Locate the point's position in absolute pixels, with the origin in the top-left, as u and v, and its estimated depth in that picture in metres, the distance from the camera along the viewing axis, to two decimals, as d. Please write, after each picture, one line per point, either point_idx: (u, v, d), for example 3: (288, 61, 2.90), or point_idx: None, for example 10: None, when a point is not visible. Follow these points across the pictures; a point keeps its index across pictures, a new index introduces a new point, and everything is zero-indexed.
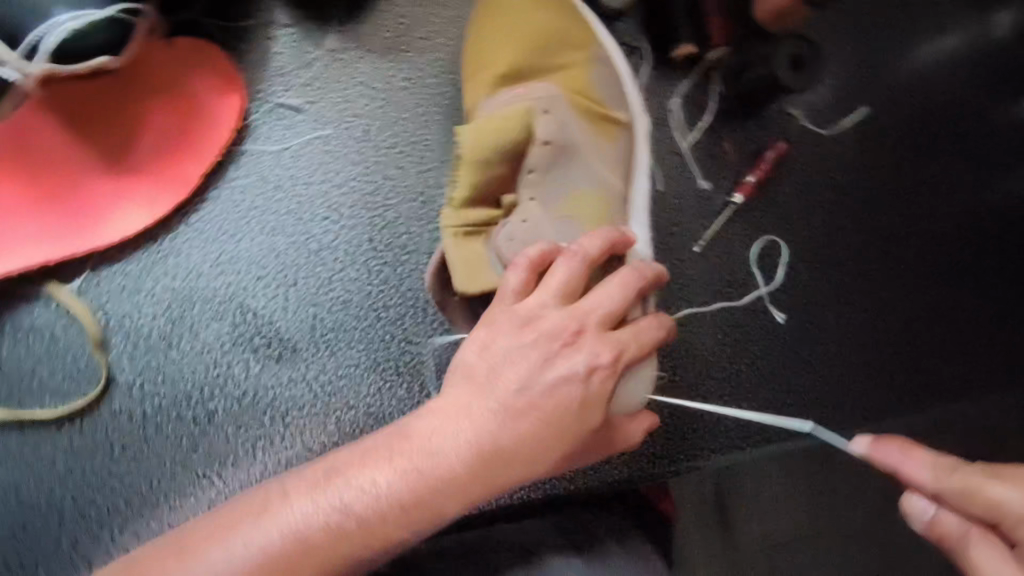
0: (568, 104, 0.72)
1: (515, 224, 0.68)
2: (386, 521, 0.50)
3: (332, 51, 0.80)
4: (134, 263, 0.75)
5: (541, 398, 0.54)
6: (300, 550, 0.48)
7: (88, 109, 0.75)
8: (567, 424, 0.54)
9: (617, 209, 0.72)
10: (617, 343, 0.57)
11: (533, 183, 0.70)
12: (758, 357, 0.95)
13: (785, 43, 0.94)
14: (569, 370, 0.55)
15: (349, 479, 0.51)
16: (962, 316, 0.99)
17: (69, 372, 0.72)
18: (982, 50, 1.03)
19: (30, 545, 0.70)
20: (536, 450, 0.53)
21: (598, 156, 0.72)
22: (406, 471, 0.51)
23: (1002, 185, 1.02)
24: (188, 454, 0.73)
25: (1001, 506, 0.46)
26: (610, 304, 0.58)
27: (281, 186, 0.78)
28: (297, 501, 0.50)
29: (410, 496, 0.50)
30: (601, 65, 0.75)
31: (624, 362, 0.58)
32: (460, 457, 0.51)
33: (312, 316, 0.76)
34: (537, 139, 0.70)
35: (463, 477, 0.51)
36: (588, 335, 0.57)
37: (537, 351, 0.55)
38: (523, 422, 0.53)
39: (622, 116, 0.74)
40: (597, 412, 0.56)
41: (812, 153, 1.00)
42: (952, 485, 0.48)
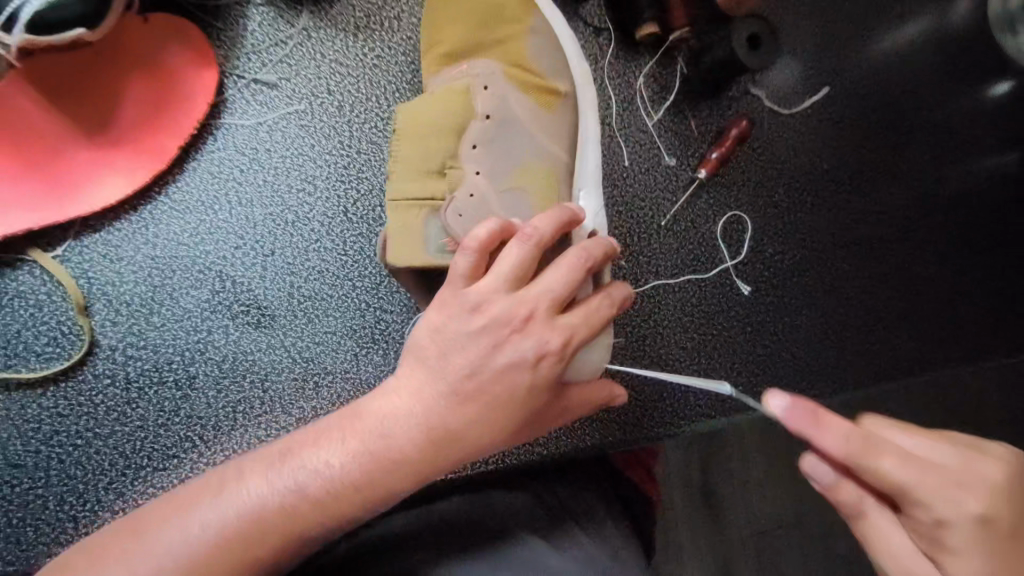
0: (506, 78, 0.75)
1: (463, 200, 0.70)
2: (337, 500, 0.51)
3: (305, 30, 0.84)
4: (118, 233, 0.78)
5: (489, 383, 0.54)
6: (254, 529, 0.49)
7: (67, 83, 0.78)
8: (516, 408, 0.55)
9: (562, 178, 0.75)
10: (568, 327, 0.56)
11: (478, 159, 0.72)
12: (723, 331, 0.96)
13: (748, 20, 0.90)
14: (516, 357, 0.54)
15: (302, 461, 0.52)
16: (925, 291, 1.02)
17: (53, 334, 0.76)
18: (938, 35, 1.07)
19: (16, 504, 0.73)
20: (484, 431, 0.54)
21: (541, 127, 0.75)
22: (358, 452, 0.52)
23: (961, 166, 1.06)
24: (170, 416, 0.76)
25: (899, 482, 0.44)
26: (562, 288, 0.56)
27: (257, 159, 0.81)
28: (251, 483, 0.51)
29: (363, 475, 0.51)
30: (540, 37, 0.78)
31: (574, 345, 0.57)
32: (409, 440, 0.52)
33: (289, 284, 0.80)
34: (476, 115, 0.74)
35: (411, 462, 0.52)
36: (538, 320, 0.55)
37: (487, 338, 0.54)
38: (472, 407, 0.54)
39: (561, 86, 0.77)
40: (545, 394, 0.56)
41: (777, 132, 1.01)
42: (859, 461, 0.44)
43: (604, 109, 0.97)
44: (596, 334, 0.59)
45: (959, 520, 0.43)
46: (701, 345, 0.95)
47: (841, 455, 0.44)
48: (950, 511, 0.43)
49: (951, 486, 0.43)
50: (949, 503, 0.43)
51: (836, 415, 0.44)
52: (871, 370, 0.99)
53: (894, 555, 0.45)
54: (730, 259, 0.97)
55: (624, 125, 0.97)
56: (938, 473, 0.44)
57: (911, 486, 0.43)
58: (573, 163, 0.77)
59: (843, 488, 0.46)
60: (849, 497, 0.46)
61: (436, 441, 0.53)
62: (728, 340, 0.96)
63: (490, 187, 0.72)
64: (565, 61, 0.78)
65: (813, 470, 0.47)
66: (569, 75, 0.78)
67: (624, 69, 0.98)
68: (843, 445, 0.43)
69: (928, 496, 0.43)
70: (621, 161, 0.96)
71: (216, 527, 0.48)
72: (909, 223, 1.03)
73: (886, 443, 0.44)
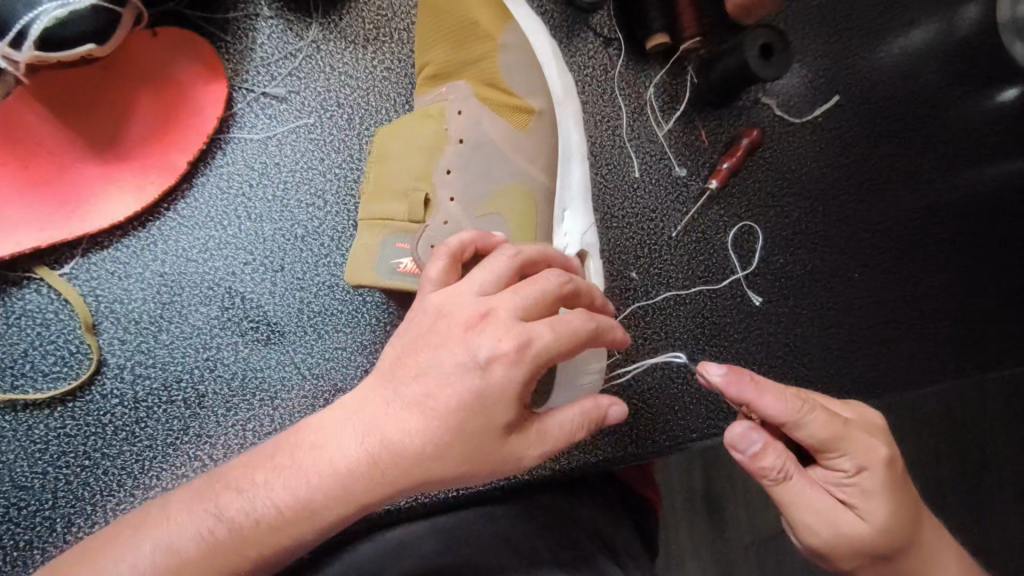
0: (481, 100, 0.74)
1: (438, 228, 0.69)
2: (261, 528, 0.48)
3: (314, 42, 0.83)
4: (125, 249, 0.77)
5: (437, 388, 0.48)
6: (174, 564, 0.48)
7: (74, 98, 0.77)
8: (470, 419, 0.48)
9: (541, 201, 0.75)
10: (528, 332, 0.48)
11: (453, 183, 0.71)
12: (735, 343, 0.94)
13: (761, 28, 0.88)
14: (464, 356, 0.48)
15: (233, 485, 0.50)
16: (939, 300, 1.01)
17: (61, 354, 0.75)
18: (948, 40, 1.06)
19: (23, 526, 0.71)
20: (432, 445, 0.48)
21: (518, 149, 0.75)
22: (285, 472, 0.49)
23: (972, 173, 1.05)
24: (179, 436, 0.75)
25: (815, 436, 0.54)
26: (528, 296, 0.50)
27: (266, 173, 0.81)
28: (174, 516, 0.50)
29: (292, 500, 0.48)
30: (511, 53, 0.76)
31: (534, 353, 0.48)
32: (355, 451, 0.48)
33: (298, 300, 0.79)
34: (451, 138, 0.73)
35: (351, 479, 0.48)
36: (495, 318, 0.49)
37: (438, 334, 0.49)
38: (419, 415, 0.48)
39: (535, 106, 0.76)
40: (508, 408, 0.48)
41: (788, 141, 1.00)
42: (794, 419, 0.54)
43: (615, 120, 0.95)
44: (569, 349, 0.50)
45: (871, 463, 0.54)
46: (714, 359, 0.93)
47: (778, 415, 0.54)
48: (863, 457, 0.54)
49: (862, 435, 0.55)
50: (861, 449, 0.54)
51: (769, 382, 0.55)
52: (884, 382, 0.97)
53: (813, 508, 0.54)
54: (741, 269, 0.95)
55: (634, 136, 0.95)
56: (850, 427, 0.55)
57: (830, 437, 0.54)
58: (552, 186, 0.77)
59: (771, 452, 0.54)
60: (780, 461, 0.54)
61: (384, 455, 0.48)
62: (740, 352, 0.94)
63: (466, 213, 0.71)
64: (541, 81, 0.78)
65: (747, 438, 0.55)
66: (544, 95, 0.77)
67: (635, 78, 0.96)
68: (782, 402, 0.54)
69: (844, 445, 0.54)
70: (631, 171, 0.94)
71: (136, 567, 0.48)
72: (920, 232, 1.02)
73: (814, 404, 0.55)
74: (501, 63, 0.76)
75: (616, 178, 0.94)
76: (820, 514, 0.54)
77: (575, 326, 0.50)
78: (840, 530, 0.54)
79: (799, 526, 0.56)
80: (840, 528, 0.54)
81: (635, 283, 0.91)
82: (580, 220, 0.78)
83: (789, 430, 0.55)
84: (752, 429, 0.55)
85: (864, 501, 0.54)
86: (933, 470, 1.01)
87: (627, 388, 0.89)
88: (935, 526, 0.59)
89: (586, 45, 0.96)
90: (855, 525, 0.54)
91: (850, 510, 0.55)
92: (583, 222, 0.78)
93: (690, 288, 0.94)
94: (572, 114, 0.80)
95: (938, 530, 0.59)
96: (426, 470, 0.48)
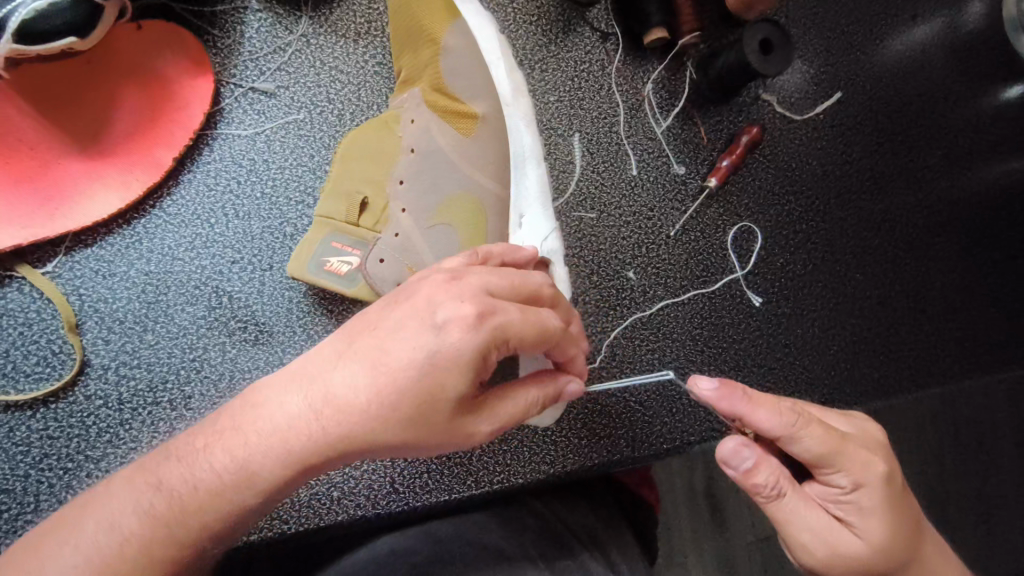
0: (431, 107, 0.74)
1: (388, 240, 0.71)
2: (203, 494, 0.48)
3: (304, 36, 0.82)
4: (110, 247, 0.76)
5: (388, 343, 0.46)
6: (117, 540, 0.47)
7: (56, 92, 0.75)
8: (420, 382, 0.45)
9: (492, 211, 0.73)
10: (492, 303, 0.47)
11: (405, 194, 0.73)
12: (735, 345, 0.92)
13: (760, 23, 0.86)
14: (423, 314, 0.46)
15: (175, 455, 0.50)
16: (944, 302, 0.99)
17: (44, 354, 0.73)
18: (954, 36, 1.04)
19: (4, 531, 0.69)
20: (378, 405, 0.45)
21: (466, 156, 0.73)
22: (224, 436, 0.48)
23: (978, 171, 1.03)
24: (165, 438, 0.73)
25: (809, 451, 0.52)
26: (505, 285, 0.49)
27: (255, 170, 0.79)
28: (115, 493, 0.50)
29: (231, 463, 0.47)
30: (458, 53, 0.74)
31: (494, 322, 0.46)
32: (301, 409, 0.46)
33: (288, 299, 0.77)
34: (403, 147, 0.74)
35: (292, 437, 0.46)
36: (465, 283, 0.48)
37: (418, 300, 0.47)
38: (367, 372, 0.46)
39: (479, 110, 0.74)
40: (465, 375, 0.46)
41: (789, 138, 0.98)
42: (791, 432, 0.52)
43: (611, 116, 0.93)
44: (537, 336, 0.48)
45: (868, 479, 0.52)
46: (712, 361, 0.91)
47: (774, 430, 0.52)
48: (859, 473, 0.52)
49: (860, 451, 0.53)
50: (858, 465, 0.52)
51: (765, 396, 0.54)
52: (887, 383, 0.96)
53: (806, 527, 0.53)
54: (740, 269, 0.93)
55: (631, 133, 0.93)
56: (848, 442, 0.53)
57: (827, 452, 0.52)
58: (504, 193, 0.74)
59: (764, 468, 0.53)
60: (774, 478, 0.53)
61: (329, 413, 0.46)
62: (739, 354, 0.92)
63: (416, 224, 0.72)
64: (486, 82, 0.75)
65: (739, 455, 0.53)
66: (489, 98, 0.74)
67: (633, 74, 0.94)
68: (776, 418, 0.52)
69: (840, 461, 0.52)
70: (628, 170, 0.92)
71: (82, 546, 0.47)
72: (924, 231, 1.00)
73: (811, 418, 0.53)
74: (446, 66, 0.74)
75: (613, 176, 0.92)
76: (816, 532, 0.53)
77: (548, 321, 0.49)
78: (837, 550, 0.52)
79: (795, 546, 0.54)
80: (836, 548, 0.53)
81: (633, 284, 0.90)
82: (541, 226, 0.76)
83: (783, 444, 0.53)
84: (743, 446, 0.53)
85: (862, 519, 0.52)
86: (935, 470, 0.99)
87: (624, 390, 0.85)
88: (935, 540, 0.57)
89: (582, 41, 0.94)
90: (852, 544, 0.52)
91: (847, 528, 0.53)
92: (544, 228, 0.76)
93: (688, 289, 0.92)
94: (523, 113, 0.77)
95: (940, 548, 0.57)
96: (369, 430, 0.46)
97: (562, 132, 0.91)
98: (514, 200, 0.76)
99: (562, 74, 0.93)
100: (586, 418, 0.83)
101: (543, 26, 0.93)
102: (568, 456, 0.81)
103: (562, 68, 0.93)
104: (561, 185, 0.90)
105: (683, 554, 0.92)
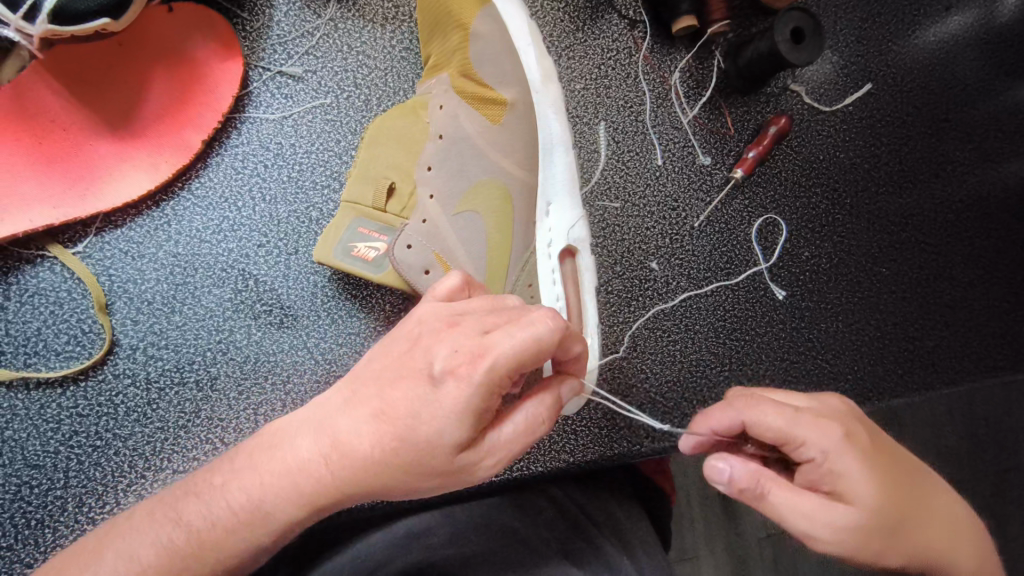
0: (459, 95, 0.74)
1: (415, 226, 0.70)
2: (218, 531, 0.49)
3: (332, 20, 0.81)
4: (139, 229, 0.77)
5: (389, 391, 0.46)
6: (134, 572, 0.49)
7: (89, 74, 0.76)
8: (414, 430, 0.44)
9: (519, 199, 0.73)
10: (482, 345, 0.43)
11: (433, 180, 0.72)
12: (756, 338, 0.90)
13: (793, 11, 0.84)
14: (421, 364, 0.45)
15: (195, 492, 0.51)
16: (970, 297, 0.98)
17: (74, 332, 0.74)
18: (988, 29, 1.01)
19: (35, 505, 0.70)
20: (380, 449, 0.45)
21: (493, 143, 0.73)
22: (242, 474, 0.49)
23: (1009, 166, 1.01)
24: (190, 420, 0.74)
25: (780, 432, 0.51)
26: (495, 319, 0.45)
27: (281, 155, 0.79)
28: (138, 527, 0.51)
29: (247, 501, 0.48)
30: (487, 41, 0.74)
31: (487, 368, 0.42)
32: (312, 455, 0.47)
33: (313, 284, 0.77)
34: (431, 134, 0.74)
35: (304, 481, 0.47)
36: (464, 326, 0.45)
37: (423, 340, 0.46)
38: (371, 418, 0.46)
39: (508, 96, 0.74)
40: (464, 422, 0.44)
41: (816, 129, 0.96)
42: (751, 415, 0.52)
43: (638, 105, 0.92)
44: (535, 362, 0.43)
45: (830, 445, 0.49)
46: (735, 354, 0.89)
47: (735, 421, 0.53)
48: (819, 440, 0.50)
49: (815, 420, 0.51)
50: (816, 433, 0.50)
51: (717, 405, 0.55)
52: (911, 380, 0.94)
53: (808, 515, 0.49)
54: (764, 261, 0.92)
55: (658, 122, 0.92)
56: (802, 413, 0.51)
57: (787, 426, 0.50)
58: (531, 180, 0.74)
59: (745, 470, 0.51)
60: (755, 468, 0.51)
61: (334, 453, 0.46)
62: (761, 347, 0.91)
63: (442, 211, 0.72)
64: (516, 69, 0.74)
65: (716, 468, 0.52)
66: (517, 84, 0.74)
67: (660, 63, 0.93)
68: (730, 412, 0.53)
69: (801, 432, 0.50)
70: (653, 159, 0.91)
71: None
72: (952, 227, 0.99)
73: (761, 399, 0.53)
74: (472, 52, 0.74)
75: (637, 165, 0.91)
76: (813, 517, 0.49)
77: (539, 336, 0.43)
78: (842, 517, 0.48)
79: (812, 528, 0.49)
80: (842, 518, 0.48)
81: (655, 277, 0.89)
82: (566, 214, 0.74)
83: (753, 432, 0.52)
84: (719, 461, 0.52)
85: (846, 481, 0.49)
86: None
87: (645, 381, 0.86)
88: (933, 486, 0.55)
89: (609, 28, 0.93)
90: (847, 512, 0.48)
91: (840, 500, 0.49)
92: (571, 217, 0.74)
93: (711, 282, 0.91)
94: (551, 100, 0.76)
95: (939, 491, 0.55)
96: (375, 475, 0.46)
97: (588, 120, 0.90)
98: (541, 188, 0.75)
99: (589, 62, 0.92)
100: (607, 408, 0.83)
101: (570, 13, 0.92)
102: (588, 445, 0.81)
103: (588, 56, 0.92)
104: (585, 174, 0.89)
105: (697, 546, 0.91)
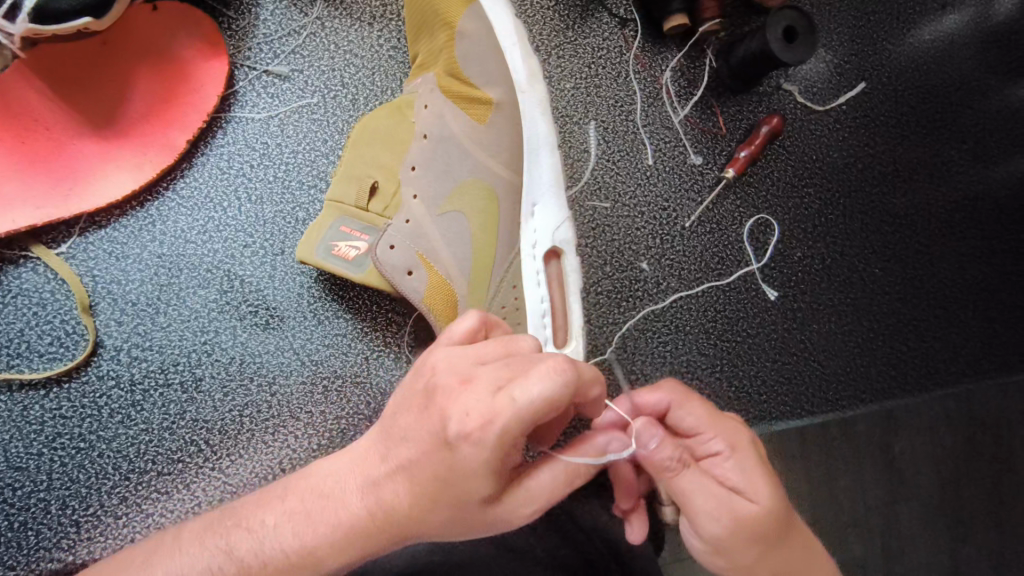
0: (444, 94, 0.74)
1: (398, 226, 0.71)
2: (269, 570, 0.48)
3: (319, 19, 0.81)
4: (124, 229, 0.76)
5: (416, 450, 0.45)
6: None
7: (71, 74, 0.75)
8: (442, 486, 0.44)
9: (505, 199, 0.72)
10: (492, 409, 0.40)
11: (417, 180, 0.72)
12: (746, 338, 0.90)
13: (784, 10, 0.83)
14: (435, 426, 0.44)
15: (244, 524, 0.51)
16: (964, 297, 0.97)
17: (57, 334, 0.74)
18: (984, 27, 1.00)
19: (18, 508, 0.70)
20: (416, 507, 0.45)
21: (478, 143, 0.72)
22: (295, 515, 0.49)
23: (1003, 166, 1.00)
24: (175, 421, 0.73)
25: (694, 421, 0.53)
26: (504, 375, 0.42)
27: (267, 154, 0.79)
28: (187, 549, 0.51)
29: (301, 545, 0.47)
30: (473, 39, 0.73)
31: (498, 432, 0.40)
32: (360, 509, 0.47)
33: (300, 285, 0.77)
34: (416, 134, 0.74)
35: (354, 533, 0.47)
36: (476, 385, 0.42)
37: (434, 400, 0.45)
38: (405, 476, 0.46)
39: (493, 96, 0.72)
40: (486, 481, 0.43)
41: (809, 129, 0.96)
42: (675, 400, 0.55)
43: (628, 105, 0.91)
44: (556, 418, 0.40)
45: (738, 444, 0.52)
46: (725, 355, 0.89)
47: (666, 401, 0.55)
48: (727, 435, 0.52)
49: (730, 421, 0.54)
50: (729, 429, 0.53)
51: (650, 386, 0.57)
52: (903, 381, 0.93)
53: (709, 498, 0.50)
54: (756, 262, 0.92)
55: (648, 121, 0.91)
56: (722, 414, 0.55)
57: (703, 418, 0.53)
58: (517, 180, 0.73)
59: (670, 444, 0.50)
60: (681, 451, 0.51)
61: (380, 506, 0.46)
62: (753, 349, 0.90)
63: (427, 212, 0.71)
64: (503, 68, 0.72)
65: (649, 432, 0.51)
66: (503, 83, 0.72)
67: (651, 61, 0.92)
68: (666, 390, 0.55)
69: (715, 424, 0.53)
70: (644, 160, 0.90)
71: None
72: (946, 227, 0.98)
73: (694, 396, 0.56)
74: (461, 51, 0.73)
75: (628, 166, 0.90)
76: (715, 502, 0.49)
77: (549, 391, 0.39)
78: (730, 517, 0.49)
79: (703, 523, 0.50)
80: (732, 517, 0.49)
81: (645, 278, 0.88)
82: (552, 216, 0.72)
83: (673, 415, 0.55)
84: (651, 425, 0.51)
85: (747, 478, 0.50)
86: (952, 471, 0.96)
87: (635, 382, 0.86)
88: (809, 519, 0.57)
89: (600, 27, 0.92)
90: (745, 506, 0.49)
91: (742, 495, 0.49)
92: (556, 217, 0.72)
93: (703, 283, 0.90)
94: (538, 101, 0.73)
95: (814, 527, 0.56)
96: (417, 528, 0.46)
97: (577, 120, 0.90)
98: (526, 188, 0.73)
99: (579, 62, 0.91)
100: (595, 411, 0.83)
101: (561, 12, 0.91)
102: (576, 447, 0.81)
103: (579, 55, 0.91)
104: (575, 173, 0.89)
105: None
